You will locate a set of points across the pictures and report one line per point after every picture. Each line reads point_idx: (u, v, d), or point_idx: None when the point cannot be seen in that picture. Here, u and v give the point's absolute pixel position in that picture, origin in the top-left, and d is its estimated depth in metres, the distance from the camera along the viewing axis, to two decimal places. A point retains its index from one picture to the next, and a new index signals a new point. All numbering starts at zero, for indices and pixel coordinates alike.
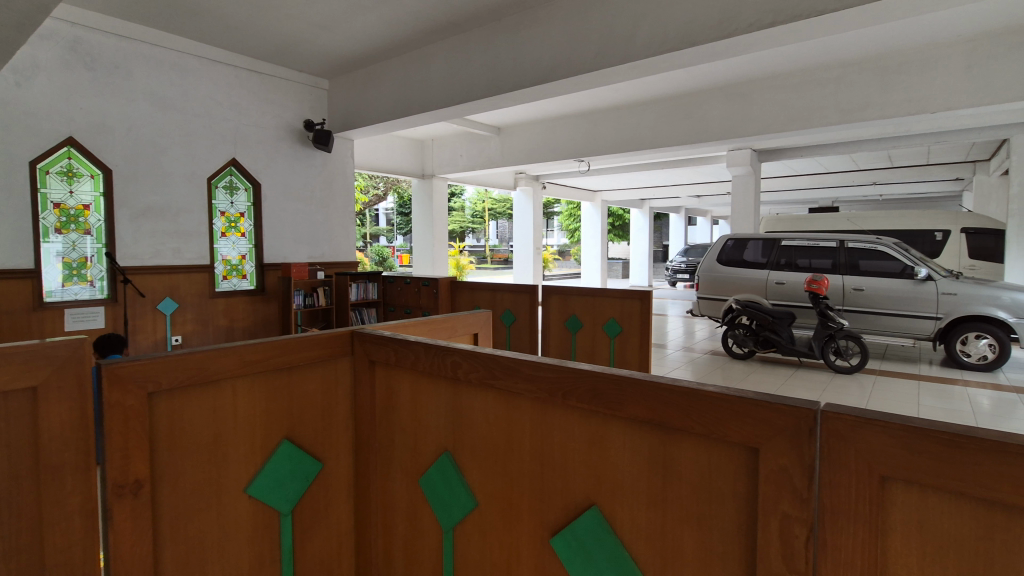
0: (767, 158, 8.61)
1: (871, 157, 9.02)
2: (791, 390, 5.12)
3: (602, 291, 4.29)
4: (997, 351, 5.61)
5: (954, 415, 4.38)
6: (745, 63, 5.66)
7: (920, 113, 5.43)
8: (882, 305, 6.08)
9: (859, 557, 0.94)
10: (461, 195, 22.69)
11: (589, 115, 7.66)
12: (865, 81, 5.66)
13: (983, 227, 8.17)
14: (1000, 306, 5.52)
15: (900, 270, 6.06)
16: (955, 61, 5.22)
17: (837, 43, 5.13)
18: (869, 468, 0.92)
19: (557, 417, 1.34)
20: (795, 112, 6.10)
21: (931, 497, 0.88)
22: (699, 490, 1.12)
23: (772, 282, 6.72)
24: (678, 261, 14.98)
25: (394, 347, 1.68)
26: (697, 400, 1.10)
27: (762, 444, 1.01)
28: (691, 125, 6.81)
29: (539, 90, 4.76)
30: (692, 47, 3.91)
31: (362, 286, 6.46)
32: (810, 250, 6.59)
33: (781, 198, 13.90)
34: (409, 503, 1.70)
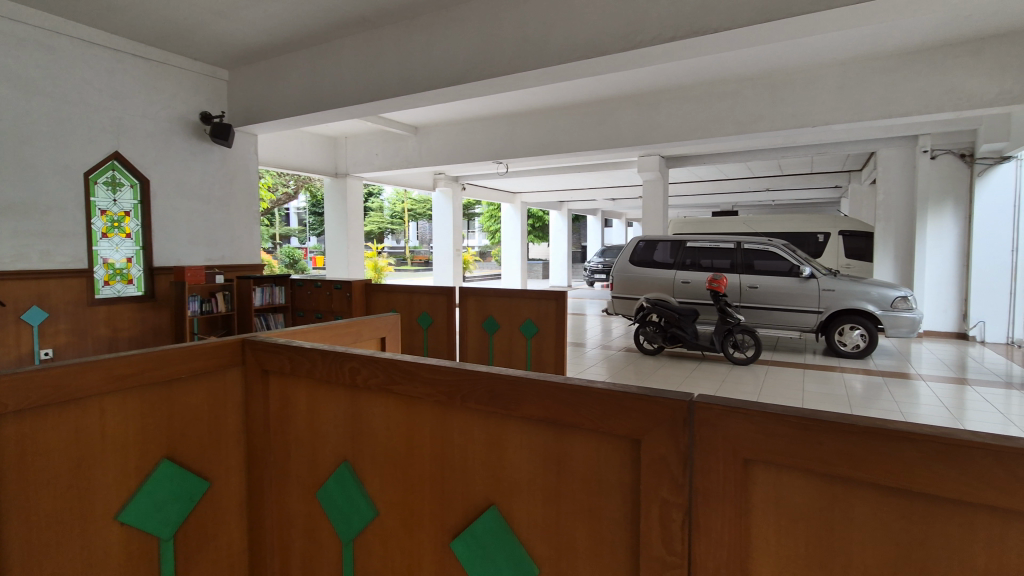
0: (674, 165, 9.14)
1: (764, 165, 9.85)
2: (694, 382, 5.47)
3: (518, 293, 4.34)
4: (867, 340, 6.33)
5: (833, 400, 4.86)
6: (652, 74, 5.98)
7: (803, 126, 6.00)
8: (773, 301, 6.66)
9: (727, 536, 1.01)
10: (379, 195, 22.17)
11: (507, 118, 7.75)
12: (757, 96, 6.18)
13: (856, 230, 9.18)
14: (870, 300, 6.22)
15: (788, 269, 6.66)
16: (830, 80, 5.82)
17: (732, 59, 5.55)
18: (734, 451, 1.00)
19: (457, 420, 1.34)
20: (697, 121, 6.53)
21: (785, 475, 0.97)
22: (590, 483, 1.16)
23: (679, 281, 7.15)
24: (595, 262, 15.53)
25: (289, 354, 1.60)
26: (587, 396, 1.14)
27: (643, 436, 1.07)
28: (604, 131, 7.09)
29: (454, 90, 4.74)
30: (600, 56, 4.06)
31: (267, 290, 6.23)
32: (712, 251, 7.08)
33: (687, 201, 14.81)
34: (307, 517, 1.62)
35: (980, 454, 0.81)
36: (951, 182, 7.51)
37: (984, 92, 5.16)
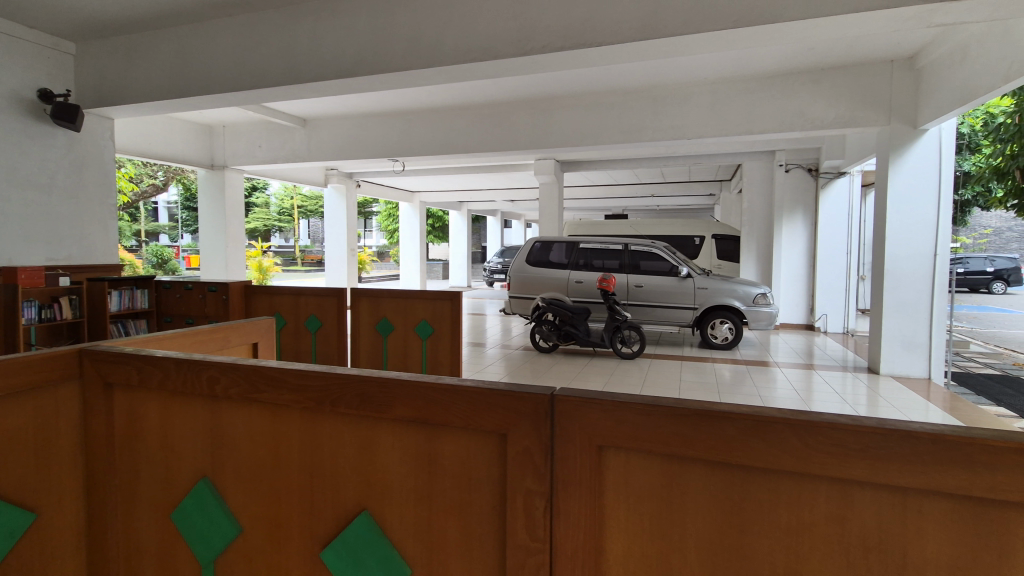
0: (568, 169, 9.51)
1: (649, 172, 10.58)
2: (585, 378, 5.73)
3: (412, 293, 4.27)
4: (734, 333, 7.03)
5: (706, 388, 5.33)
6: (545, 80, 6.18)
7: (680, 138, 6.54)
8: (656, 299, 7.19)
9: (583, 518, 1.08)
10: (265, 189, 20.72)
11: (402, 116, 7.60)
12: (641, 107, 6.64)
13: (727, 234, 10.19)
14: (737, 297, 6.93)
15: (668, 269, 7.22)
16: (703, 97, 6.41)
17: (617, 72, 5.90)
18: (590, 439, 1.07)
19: (326, 426, 1.29)
20: (587, 129, 6.87)
21: (633, 458, 1.06)
22: (459, 480, 1.18)
23: (572, 281, 7.47)
24: (495, 263, 15.73)
25: (138, 364, 1.44)
26: (457, 395, 1.16)
27: (509, 430, 1.11)
28: (500, 133, 7.21)
29: (344, 83, 4.56)
30: (493, 59, 4.12)
31: (126, 294, 5.57)
32: (602, 252, 7.48)
33: (581, 205, 15.51)
34: (160, 543, 1.48)
35: (783, 427, 0.94)
36: (801, 193, 8.59)
37: (823, 116, 5.96)
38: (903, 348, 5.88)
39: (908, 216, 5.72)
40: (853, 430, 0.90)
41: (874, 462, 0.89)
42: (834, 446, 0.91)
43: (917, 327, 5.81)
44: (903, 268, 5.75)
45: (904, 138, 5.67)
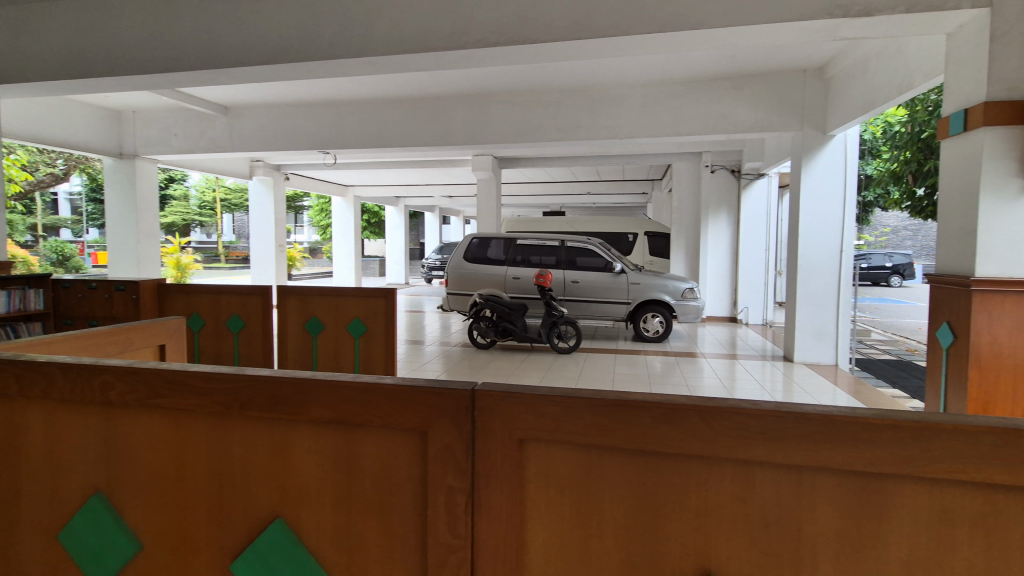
0: (506, 166, 9.54)
1: (584, 170, 10.81)
2: (522, 373, 5.76)
3: (344, 291, 4.13)
4: (664, 326, 7.33)
5: (638, 380, 5.51)
6: (481, 76, 6.15)
7: (613, 138, 6.72)
8: (591, 294, 7.37)
9: (504, 511, 1.09)
10: (184, 181, 19.41)
11: (334, 107, 7.32)
12: (576, 106, 6.76)
13: (658, 231, 10.60)
14: (667, 292, 7.21)
15: (603, 265, 7.41)
16: (634, 99, 6.61)
17: (552, 70, 5.97)
18: (511, 433, 1.07)
19: (236, 431, 1.22)
20: (523, 126, 6.92)
21: (553, 449, 1.07)
22: (379, 480, 1.15)
23: (510, 277, 7.50)
24: (433, 259, 15.56)
25: (17, 371, 1.30)
26: (375, 394, 1.12)
27: (429, 428, 1.10)
28: (436, 128, 7.12)
29: (267, 70, 4.33)
30: (425, 52, 4.05)
31: (16, 294, 5.03)
32: (539, 248, 7.57)
33: (519, 201, 15.63)
34: (47, 566, 1.34)
35: (691, 414, 0.99)
36: (725, 192, 9.06)
37: (745, 120, 6.31)
38: (814, 338, 6.35)
39: (818, 215, 6.16)
40: (753, 414, 0.95)
41: (773, 443, 0.95)
42: (737, 429, 0.96)
43: (826, 318, 6.30)
44: (814, 263, 6.21)
45: (815, 143, 6.11)
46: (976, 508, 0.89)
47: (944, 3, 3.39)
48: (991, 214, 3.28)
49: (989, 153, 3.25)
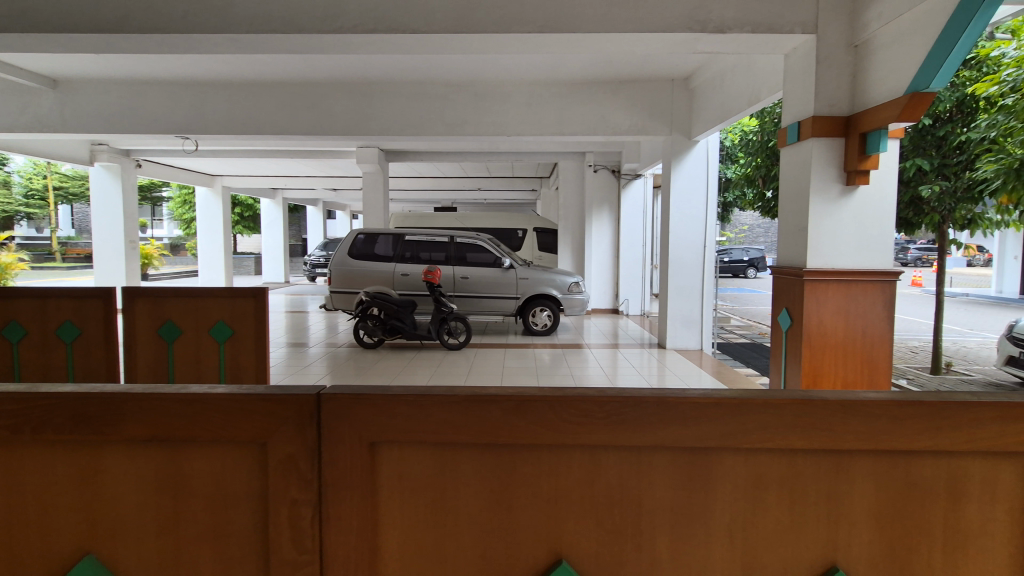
0: (393, 159, 9.25)
1: (474, 167, 10.84)
2: (411, 372, 5.62)
3: (205, 292, 3.56)
4: (552, 320, 7.56)
5: (526, 374, 5.61)
6: (361, 64, 5.89)
7: (500, 134, 6.80)
8: (481, 290, 7.40)
9: (355, 520, 1.03)
10: (4, 164, 16.42)
11: (194, 87, 6.59)
12: (462, 102, 6.74)
13: (546, 228, 10.95)
14: (555, 286, 7.44)
15: (492, 260, 7.46)
16: (520, 97, 6.73)
17: (438, 63, 5.88)
18: (360, 437, 1.02)
19: (31, 458, 1.03)
20: (409, 119, 6.76)
21: (406, 450, 1.04)
22: (213, 500, 1.04)
23: (398, 274, 7.31)
24: (317, 256, 14.70)
25: None
26: (206, 405, 1.02)
27: (268, 438, 1.02)
28: (315, 116, 6.71)
29: (104, 40, 3.78)
30: (297, 34, 3.78)
31: None
32: (428, 244, 7.44)
33: (409, 196, 15.28)
34: None
35: (541, 404, 1.00)
36: (607, 191, 9.56)
37: (622, 122, 6.69)
38: (683, 326, 6.96)
39: (685, 213, 6.72)
40: (597, 401, 1.00)
41: (615, 427, 1.00)
42: (582, 417, 1.00)
43: (692, 307, 6.92)
44: (682, 258, 6.78)
45: (682, 147, 6.65)
46: (784, 470, 1.01)
47: (781, 27, 3.83)
48: (819, 214, 3.78)
49: (817, 161, 3.75)
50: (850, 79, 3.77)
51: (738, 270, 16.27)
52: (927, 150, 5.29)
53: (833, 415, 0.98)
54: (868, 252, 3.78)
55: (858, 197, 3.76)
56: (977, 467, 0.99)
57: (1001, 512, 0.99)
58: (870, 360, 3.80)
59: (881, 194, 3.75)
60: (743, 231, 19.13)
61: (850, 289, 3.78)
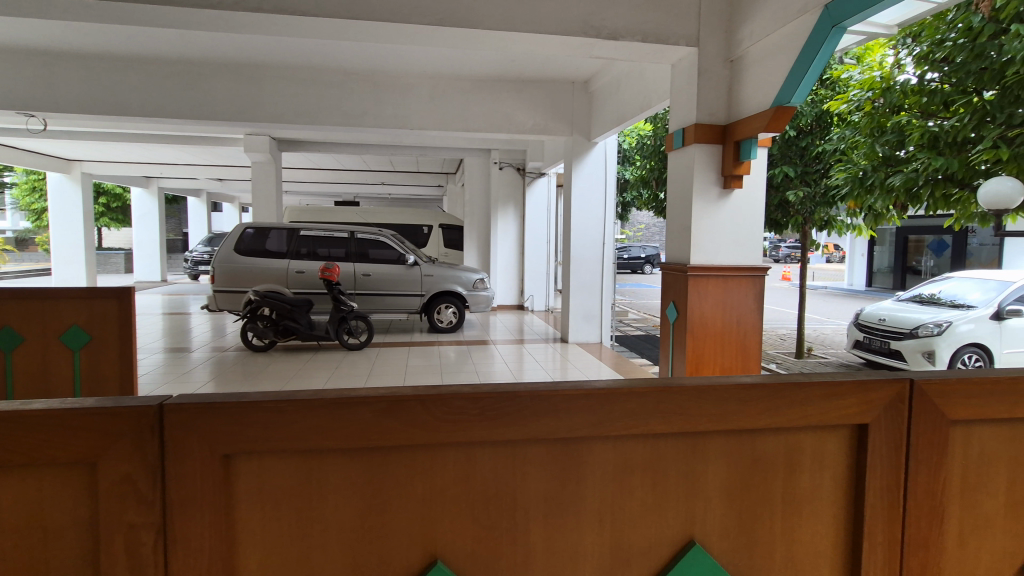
0: (286, 149, 8.69)
1: (377, 160, 10.50)
2: (307, 375, 5.31)
3: (55, 292, 3.05)
4: (458, 317, 7.51)
5: (430, 372, 5.51)
6: (247, 44, 5.46)
7: (402, 127, 6.62)
8: (384, 287, 7.18)
9: (207, 541, 0.94)
10: None
11: (41, 57, 5.73)
12: (361, 91, 6.48)
13: (452, 224, 10.89)
14: (461, 282, 7.39)
15: (396, 257, 7.25)
16: (422, 90, 6.60)
17: (334, 49, 5.60)
18: (211, 449, 0.93)
19: None
20: (302, 106, 6.38)
21: (265, 461, 0.96)
22: (33, 532, 0.91)
23: (292, 271, 6.89)
24: (201, 252, 13.47)
25: None
26: (18, 424, 0.88)
27: (98, 458, 0.90)
28: (194, 98, 6.11)
29: None
30: (168, 5, 3.42)
31: None
32: (326, 240, 7.08)
33: (307, 189, 14.48)
34: None
35: (414, 404, 0.98)
36: (512, 189, 9.69)
37: (525, 121, 6.79)
38: (584, 320, 7.24)
39: (585, 211, 6.98)
40: (470, 399, 0.99)
41: (489, 423, 1.00)
42: (456, 414, 0.98)
43: (593, 302, 7.21)
44: (582, 255, 7.03)
45: (582, 147, 6.90)
46: (646, 455, 1.06)
47: (667, 38, 4.06)
48: (700, 215, 4.08)
49: (698, 166, 4.06)
50: (727, 91, 4.11)
51: (636, 266, 17.27)
52: (793, 158, 5.95)
53: (689, 400, 1.05)
54: (741, 249, 4.16)
55: (733, 200, 4.12)
56: (809, 440, 1.11)
57: (828, 478, 1.13)
58: (744, 346, 4.19)
59: (751, 197, 4.14)
60: (639, 230, 20.40)
61: (727, 283, 4.14)
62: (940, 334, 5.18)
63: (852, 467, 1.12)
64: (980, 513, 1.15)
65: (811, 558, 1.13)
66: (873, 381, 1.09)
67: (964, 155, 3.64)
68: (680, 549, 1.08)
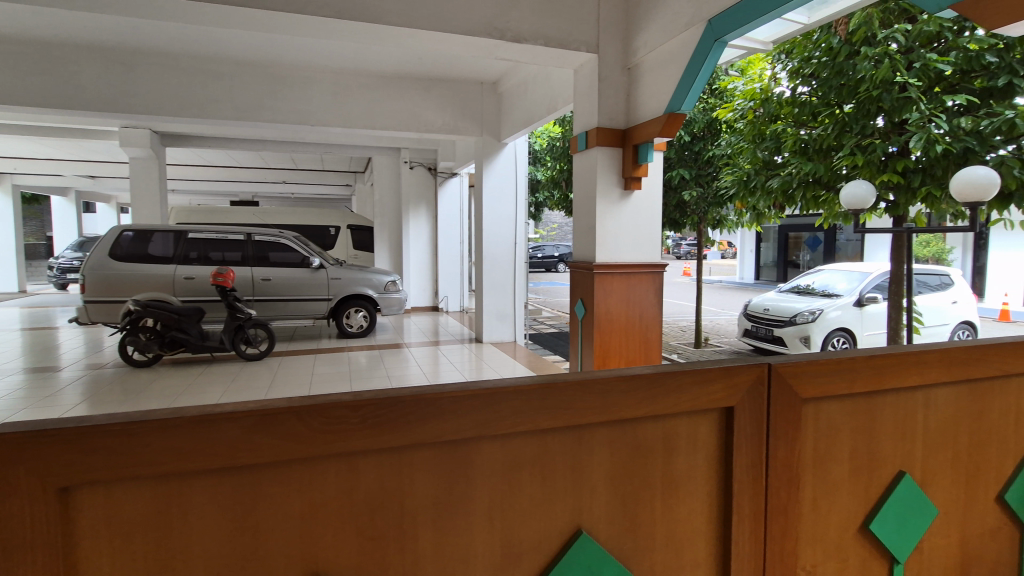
0: (171, 143, 7.95)
1: (277, 157, 9.91)
2: (200, 388, 4.90)
3: None
4: (368, 321, 7.32)
5: (339, 379, 5.28)
6: (119, 27, 4.93)
7: (302, 123, 6.29)
8: (285, 292, 6.76)
9: None
10: None
11: None
12: (256, 84, 6.08)
13: (362, 225, 10.55)
14: (370, 285, 7.15)
15: (299, 260, 6.86)
16: (324, 85, 6.31)
17: (223, 38, 5.20)
18: (43, 483, 0.82)
19: None
20: (188, 98, 5.87)
21: (114, 490, 0.86)
22: None
23: (180, 278, 6.34)
24: (70, 258, 11.97)
25: None
26: None
27: None
28: (54, 85, 5.41)
29: None
30: None
31: None
32: (218, 243, 6.56)
33: (199, 187, 13.36)
34: None
35: (287, 416, 0.92)
36: (423, 189, 9.55)
37: (434, 120, 6.71)
38: (498, 320, 7.29)
39: (497, 211, 7.02)
40: (348, 406, 0.95)
41: (372, 430, 0.96)
42: (336, 422, 0.94)
43: (506, 301, 7.28)
44: (495, 254, 7.08)
45: (491, 148, 6.95)
46: (534, 451, 1.08)
47: (569, 43, 4.19)
48: (603, 215, 4.26)
49: (600, 167, 4.22)
50: (625, 96, 4.31)
51: (550, 265, 17.70)
52: (687, 162, 6.39)
53: (573, 394, 1.08)
54: (641, 248, 4.40)
55: (632, 200, 4.34)
56: (684, 425, 1.19)
57: (702, 458, 1.21)
58: (647, 338, 4.42)
59: (649, 197, 4.38)
60: (552, 229, 20.98)
61: (630, 280, 4.35)
62: (814, 321, 5.78)
63: (722, 447, 1.22)
64: (830, 479, 1.29)
65: (687, 534, 1.21)
66: (738, 366, 1.19)
67: (829, 161, 4.08)
68: (569, 539, 1.11)
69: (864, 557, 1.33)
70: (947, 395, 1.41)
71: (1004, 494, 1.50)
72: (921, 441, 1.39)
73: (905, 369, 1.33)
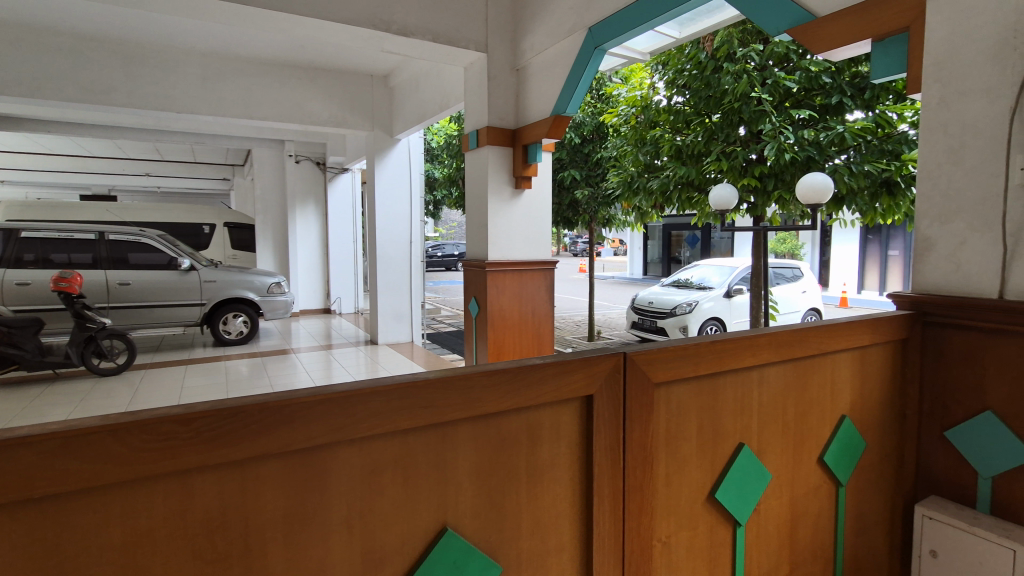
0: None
1: (138, 147, 8.86)
2: (40, 410, 4.24)
3: None
4: (249, 326, 6.78)
5: (215, 391, 4.85)
6: None
7: (166, 110, 5.67)
8: (148, 298, 6.04)
9: None
10: None
11: None
12: (105, 63, 5.37)
13: (241, 222, 9.77)
14: (251, 288, 6.62)
15: (166, 262, 6.18)
16: (192, 68, 5.74)
17: (62, 7, 4.53)
18: None
19: None
20: (17, 74, 5.04)
21: None
22: None
23: (11, 284, 5.49)
24: None
25: None
26: None
27: None
28: None
29: None
30: None
31: None
32: (62, 243, 5.76)
33: (39, 179, 11.55)
34: None
35: (101, 436, 0.82)
36: (312, 185, 9.04)
37: (319, 113, 6.37)
38: (394, 320, 7.11)
39: (391, 209, 6.82)
40: (176, 420, 0.86)
41: (206, 444, 0.88)
42: (163, 439, 0.85)
43: (402, 301, 7.12)
44: (389, 253, 6.89)
45: (384, 143, 6.73)
46: (395, 453, 1.06)
47: (457, 41, 4.17)
48: (495, 213, 4.30)
49: (491, 166, 4.26)
50: (515, 97, 4.38)
51: (450, 263, 17.56)
52: (579, 162, 6.68)
53: (435, 392, 1.07)
54: (530, 245, 4.52)
55: (522, 199, 4.43)
56: (547, 415, 1.23)
57: (565, 445, 1.26)
58: (538, 333, 4.56)
59: (538, 196, 4.51)
60: (452, 228, 20.92)
61: (522, 278, 4.43)
62: (690, 312, 6.31)
63: (583, 434, 1.28)
64: (680, 456, 1.41)
65: (552, 520, 1.26)
66: (596, 357, 1.26)
67: (699, 166, 4.45)
68: (433, 539, 1.11)
69: (711, 524, 1.47)
70: (777, 372, 1.60)
71: (823, 457, 1.74)
72: (756, 415, 1.57)
73: (741, 352, 1.49)
